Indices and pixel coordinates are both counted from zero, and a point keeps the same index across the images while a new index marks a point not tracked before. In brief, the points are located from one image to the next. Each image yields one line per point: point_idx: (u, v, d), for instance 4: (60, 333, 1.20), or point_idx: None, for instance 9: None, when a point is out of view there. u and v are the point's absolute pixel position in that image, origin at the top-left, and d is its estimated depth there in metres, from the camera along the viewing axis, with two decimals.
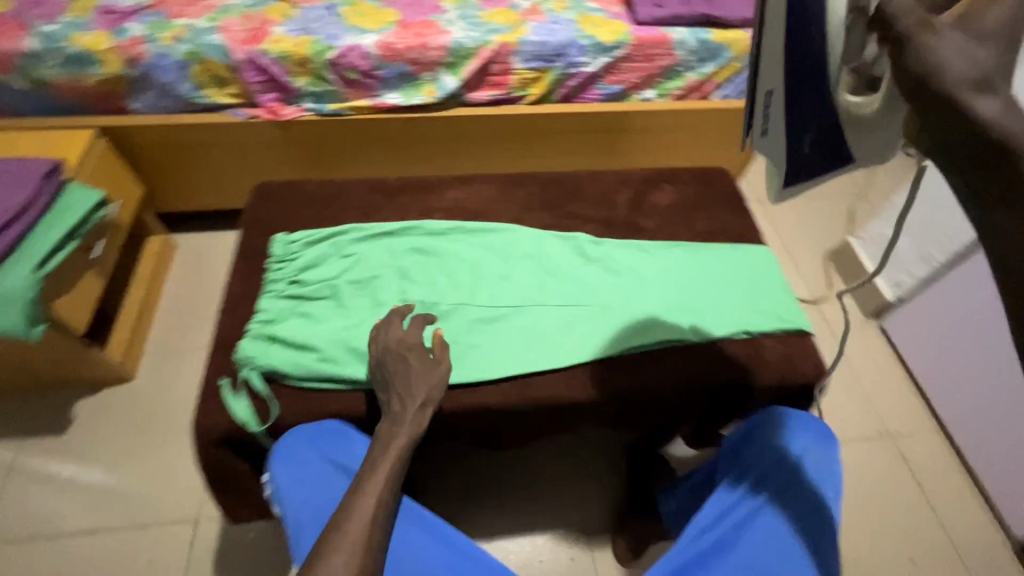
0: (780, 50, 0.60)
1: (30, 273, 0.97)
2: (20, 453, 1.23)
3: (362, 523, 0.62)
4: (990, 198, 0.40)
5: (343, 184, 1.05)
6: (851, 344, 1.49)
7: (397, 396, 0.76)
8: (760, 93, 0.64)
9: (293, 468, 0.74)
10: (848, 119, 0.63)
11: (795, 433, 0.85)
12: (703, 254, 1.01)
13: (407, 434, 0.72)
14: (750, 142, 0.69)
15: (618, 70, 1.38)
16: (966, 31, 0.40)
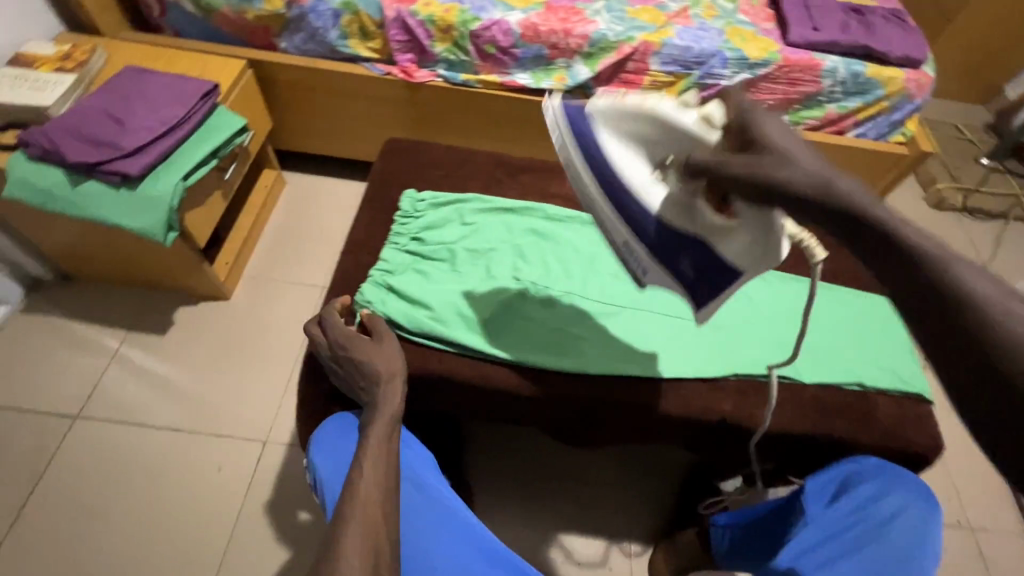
0: (606, 202, 0.69)
1: (177, 183, 1.04)
2: (124, 344, 1.33)
3: (363, 489, 0.58)
4: (916, 304, 0.35)
5: (469, 154, 1.06)
6: (943, 421, 1.39)
7: (362, 377, 0.74)
8: (622, 243, 0.71)
9: (334, 451, 0.74)
10: (706, 237, 0.62)
11: (889, 488, 0.77)
12: (824, 296, 0.96)
13: (387, 411, 0.70)
14: (644, 281, 0.74)
15: (758, 88, 1.32)
16: (766, 135, 0.50)
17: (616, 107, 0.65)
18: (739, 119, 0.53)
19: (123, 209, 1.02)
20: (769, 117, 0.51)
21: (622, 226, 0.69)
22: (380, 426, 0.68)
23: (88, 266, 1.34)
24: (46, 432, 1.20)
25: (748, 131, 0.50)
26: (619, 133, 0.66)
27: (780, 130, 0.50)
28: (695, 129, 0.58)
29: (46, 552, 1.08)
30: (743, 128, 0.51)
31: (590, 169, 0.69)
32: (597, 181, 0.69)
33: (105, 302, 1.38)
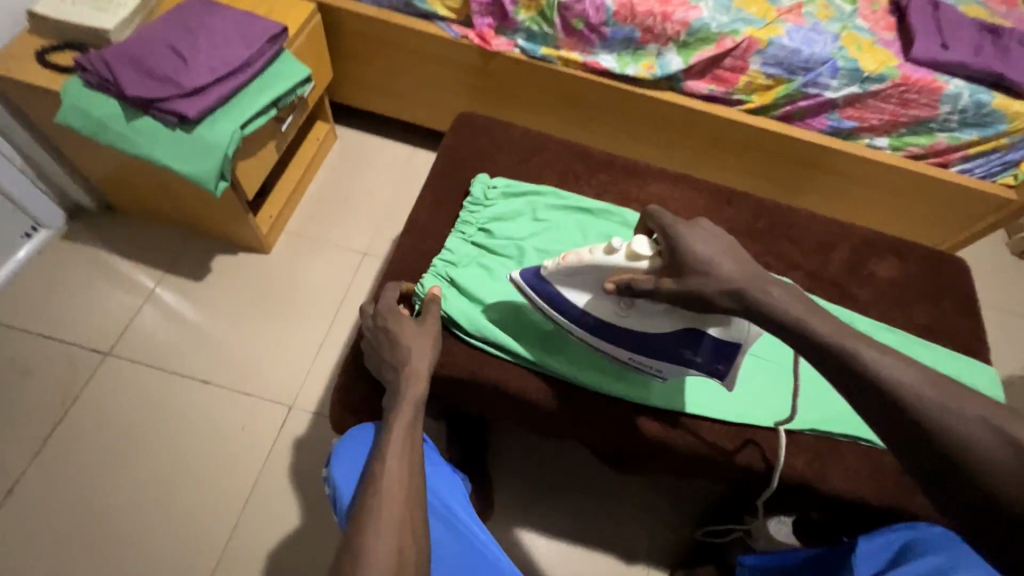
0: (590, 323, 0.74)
1: (234, 131, 0.98)
2: (160, 285, 1.30)
3: (387, 502, 0.58)
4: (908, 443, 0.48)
5: (546, 140, 0.98)
6: None
7: (389, 364, 0.72)
8: (628, 358, 0.76)
9: (351, 465, 0.67)
10: (688, 337, 0.70)
11: (959, 562, 0.64)
12: (918, 351, 0.87)
13: (410, 403, 0.67)
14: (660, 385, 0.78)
15: (862, 105, 1.19)
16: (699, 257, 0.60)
17: (556, 265, 0.72)
18: (672, 239, 0.63)
19: (176, 152, 0.97)
20: (696, 230, 0.62)
21: (619, 346, 0.75)
22: (399, 423, 0.65)
23: (132, 200, 1.31)
24: (76, 364, 1.19)
25: (685, 254, 0.61)
26: (571, 286, 0.72)
27: (712, 243, 0.61)
28: (638, 264, 0.66)
29: (64, 485, 1.08)
30: (682, 251, 0.61)
31: (561, 309, 0.75)
32: (563, 314, 0.75)
33: (144, 238, 1.35)
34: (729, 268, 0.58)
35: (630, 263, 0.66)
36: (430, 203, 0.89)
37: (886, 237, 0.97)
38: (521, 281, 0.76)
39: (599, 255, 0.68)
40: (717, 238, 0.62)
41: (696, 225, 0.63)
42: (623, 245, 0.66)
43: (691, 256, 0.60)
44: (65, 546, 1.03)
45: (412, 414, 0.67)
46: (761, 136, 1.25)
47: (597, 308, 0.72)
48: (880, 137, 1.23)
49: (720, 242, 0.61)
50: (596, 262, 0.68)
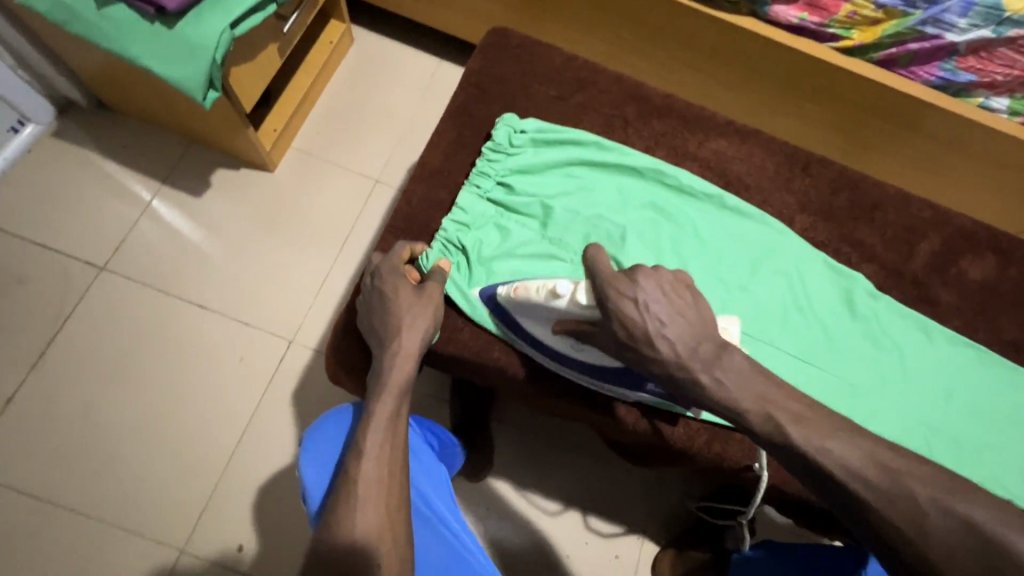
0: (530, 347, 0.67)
1: (223, 31, 0.82)
2: (157, 197, 1.21)
3: (360, 501, 0.53)
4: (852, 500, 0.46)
5: (594, 71, 0.80)
6: None
7: (385, 333, 0.63)
8: (585, 381, 0.68)
9: (325, 458, 0.64)
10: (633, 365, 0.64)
11: None
12: (996, 373, 0.74)
13: (394, 392, 0.59)
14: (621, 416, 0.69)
15: (990, 54, 0.92)
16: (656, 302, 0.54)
17: (508, 294, 0.64)
18: (610, 297, 0.55)
19: (156, 52, 0.82)
20: (639, 287, 0.54)
21: (573, 369, 0.67)
22: (380, 412, 0.58)
23: (123, 100, 1.17)
24: (72, 276, 1.14)
25: (623, 321, 0.54)
26: (524, 317, 0.65)
27: (660, 303, 0.54)
28: (583, 314, 0.59)
29: (64, 399, 1.07)
30: (623, 319, 0.54)
31: (518, 333, 0.67)
32: (509, 332, 0.67)
33: (140, 143, 1.23)
34: (675, 346, 0.53)
35: (575, 311, 0.59)
36: (447, 142, 0.75)
37: (987, 229, 0.81)
38: (482, 299, 0.67)
39: (544, 296, 0.61)
40: (666, 289, 0.55)
41: (639, 279, 0.54)
42: (566, 290, 0.59)
43: (633, 327, 0.54)
44: (66, 458, 1.04)
45: (396, 402, 0.59)
46: (845, 78, 1.02)
47: (548, 340, 0.65)
48: (1000, 97, 0.97)
49: (671, 299, 0.54)
50: (542, 303, 0.61)
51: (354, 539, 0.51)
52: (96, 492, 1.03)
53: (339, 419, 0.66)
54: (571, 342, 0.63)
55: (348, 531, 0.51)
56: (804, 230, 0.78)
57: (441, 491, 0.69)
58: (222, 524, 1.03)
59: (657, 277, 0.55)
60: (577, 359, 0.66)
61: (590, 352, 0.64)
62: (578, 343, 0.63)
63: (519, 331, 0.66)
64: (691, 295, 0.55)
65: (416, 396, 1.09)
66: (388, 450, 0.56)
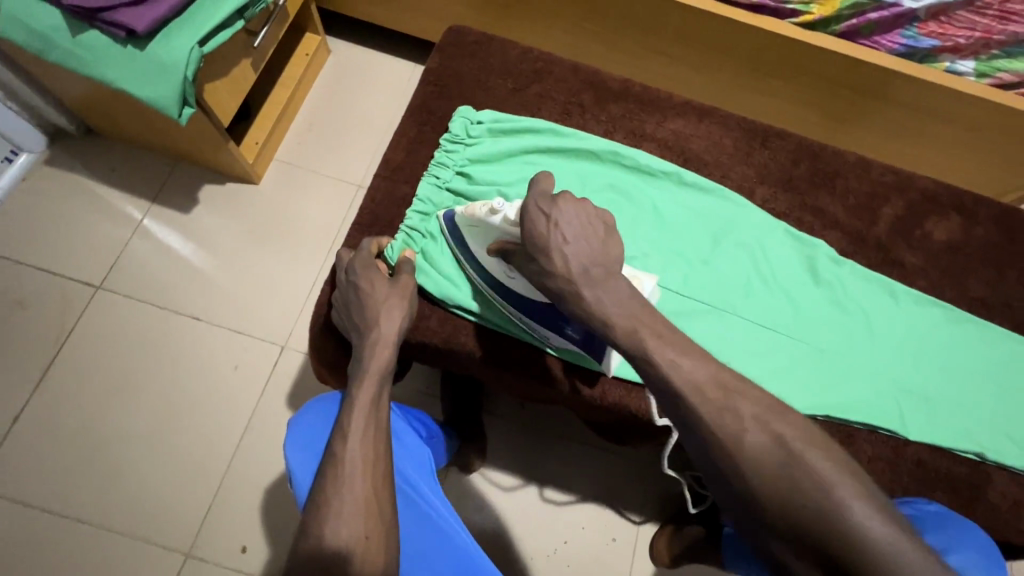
0: (475, 269, 0.70)
1: (191, 48, 0.85)
2: (147, 216, 1.25)
3: (342, 482, 0.54)
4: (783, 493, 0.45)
5: (549, 62, 0.82)
6: None
7: (359, 323, 0.65)
8: (513, 317, 0.70)
9: (310, 443, 0.65)
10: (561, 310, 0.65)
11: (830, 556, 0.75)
12: (963, 329, 0.75)
13: (372, 379, 0.61)
14: (550, 356, 0.71)
15: (949, 17, 0.93)
16: (578, 237, 0.57)
17: (461, 211, 0.68)
18: (530, 215, 0.58)
19: (131, 74, 0.86)
20: (557, 208, 0.58)
21: (502, 301, 0.69)
22: (362, 396, 0.59)
23: (109, 123, 1.22)
24: (70, 297, 1.18)
25: (531, 235, 0.58)
26: (468, 232, 0.68)
27: (574, 225, 0.57)
28: (509, 231, 0.62)
29: (68, 415, 1.11)
30: (535, 232, 0.58)
31: (468, 256, 0.70)
32: (463, 248, 0.70)
33: (129, 164, 1.28)
34: (567, 260, 0.56)
35: (507, 229, 0.63)
36: (409, 139, 0.77)
37: (949, 189, 0.81)
38: (442, 219, 0.71)
39: (486, 212, 0.64)
40: (584, 218, 0.58)
41: (561, 202, 0.57)
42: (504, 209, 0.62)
43: (536, 238, 0.58)
44: (74, 470, 1.08)
45: (376, 386, 0.60)
46: (810, 54, 1.01)
47: (485, 261, 0.68)
48: (965, 60, 0.97)
49: (584, 226, 0.57)
50: (482, 219, 0.65)
51: (342, 513, 0.52)
52: (104, 502, 1.06)
53: (327, 406, 0.68)
54: (502, 267, 0.66)
55: (335, 506, 0.52)
56: (765, 202, 0.80)
57: (424, 473, 0.69)
58: (227, 526, 1.06)
59: (579, 208, 0.58)
60: (507, 289, 0.68)
61: (511, 277, 0.66)
62: (507, 267, 0.66)
63: (468, 251, 0.70)
64: (607, 230, 0.58)
65: (407, 393, 1.11)
66: (371, 431, 0.58)
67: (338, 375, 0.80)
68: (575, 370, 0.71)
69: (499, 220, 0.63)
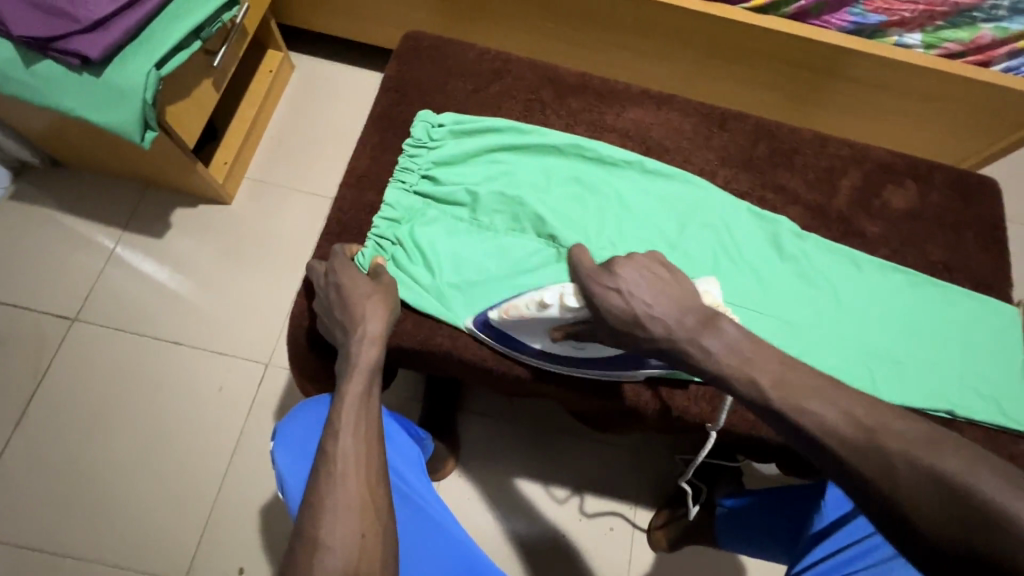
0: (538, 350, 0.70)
1: (148, 71, 0.85)
2: (119, 244, 1.23)
3: (338, 484, 0.51)
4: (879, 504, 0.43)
5: (507, 61, 0.84)
6: None
7: (341, 325, 0.64)
8: (592, 371, 0.71)
9: (299, 445, 0.62)
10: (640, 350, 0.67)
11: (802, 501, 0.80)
12: (926, 291, 0.77)
13: (362, 380, 0.59)
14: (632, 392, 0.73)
15: None
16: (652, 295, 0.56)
17: (499, 317, 0.68)
18: (596, 294, 0.59)
19: (89, 102, 0.86)
20: (619, 277, 0.57)
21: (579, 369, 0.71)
22: (351, 394, 0.57)
23: (74, 154, 1.20)
24: (46, 332, 1.16)
25: (612, 311, 0.57)
26: (520, 333, 0.69)
27: (643, 285, 0.57)
28: (572, 316, 0.63)
29: (51, 451, 1.09)
30: (613, 310, 0.57)
31: (517, 347, 0.70)
32: (511, 349, 0.71)
33: (97, 194, 1.26)
34: (666, 323, 0.54)
35: (566, 315, 0.63)
36: (373, 146, 0.78)
37: (905, 158, 0.84)
38: (474, 328, 0.70)
39: (535, 308, 0.65)
40: (644, 271, 0.58)
41: (618, 271, 0.58)
42: (555, 299, 0.63)
43: (619, 315, 0.57)
44: (61, 505, 1.06)
45: (366, 382, 0.59)
46: (764, 37, 1.03)
47: (552, 348, 0.69)
48: (911, 33, 1.00)
49: (650, 280, 0.57)
50: (534, 316, 0.65)
51: (336, 512, 0.49)
52: (96, 536, 1.05)
53: (313, 406, 0.65)
54: (572, 343, 0.67)
55: (330, 505, 0.50)
56: (727, 183, 0.82)
57: (414, 468, 0.66)
58: (223, 548, 1.05)
59: (634, 263, 0.58)
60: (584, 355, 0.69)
61: (586, 348, 0.67)
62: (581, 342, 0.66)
63: (522, 346, 0.70)
64: (669, 271, 0.58)
65: (394, 399, 1.12)
66: (362, 427, 0.55)
67: (320, 386, 0.80)
68: (554, 361, 0.72)
69: (552, 311, 0.64)
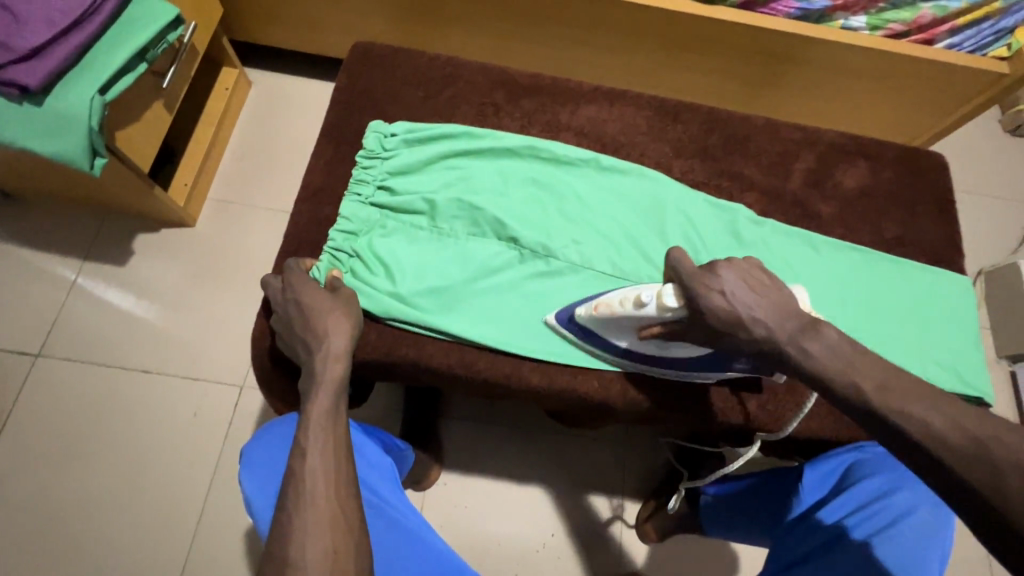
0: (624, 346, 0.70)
1: (93, 96, 0.83)
2: (81, 274, 1.20)
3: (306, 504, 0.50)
4: None
5: (458, 66, 0.84)
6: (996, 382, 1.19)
7: (304, 341, 0.63)
8: (673, 373, 0.72)
9: (265, 467, 0.61)
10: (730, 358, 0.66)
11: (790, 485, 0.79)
12: (882, 267, 0.79)
13: (332, 395, 0.58)
14: (716, 392, 0.74)
15: None
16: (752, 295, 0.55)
17: (587, 313, 0.68)
18: (698, 295, 0.56)
19: (33, 131, 0.83)
20: (722, 278, 0.56)
21: (663, 369, 0.71)
22: (317, 410, 0.56)
23: (26, 186, 1.17)
24: (8, 370, 1.13)
25: (714, 314, 0.56)
26: (608, 330, 0.68)
27: (746, 288, 0.55)
28: (668, 320, 0.61)
29: (22, 492, 1.06)
30: (715, 310, 0.55)
31: (602, 343, 0.71)
32: (592, 345, 0.71)
33: (54, 225, 1.23)
34: (769, 325, 0.54)
35: (664, 315, 0.60)
36: (326, 159, 0.77)
37: (855, 139, 0.86)
38: (557, 324, 0.72)
39: (628, 307, 0.63)
40: (746, 277, 0.56)
41: (721, 271, 0.56)
42: (651, 297, 0.60)
43: (721, 313, 0.55)
44: (37, 547, 1.03)
45: (332, 398, 0.58)
46: (713, 27, 1.04)
47: (638, 347, 0.68)
48: (857, 16, 1.01)
49: (751, 283, 0.56)
50: (626, 314, 0.63)
51: None
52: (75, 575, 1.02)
53: (279, 428, 0.64)
54: (657, 343, 0.66)
55: None
56: (684, 173, 0.82)
57: (386, 481, 0.67)
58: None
59: (735, 266, 0.57)
60: (673, 356, 0.69)
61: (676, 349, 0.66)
62: (680, 342, 0.64)
63: (609, 343, 0.70)
64: (768, 276, 0.57)
65: (372, 411, 1.11)
66: (332, 442, 0.54)
67: (291, 404, 0.79)
68: (523, 362, 0.71)
69: (649, 311, 0.61)
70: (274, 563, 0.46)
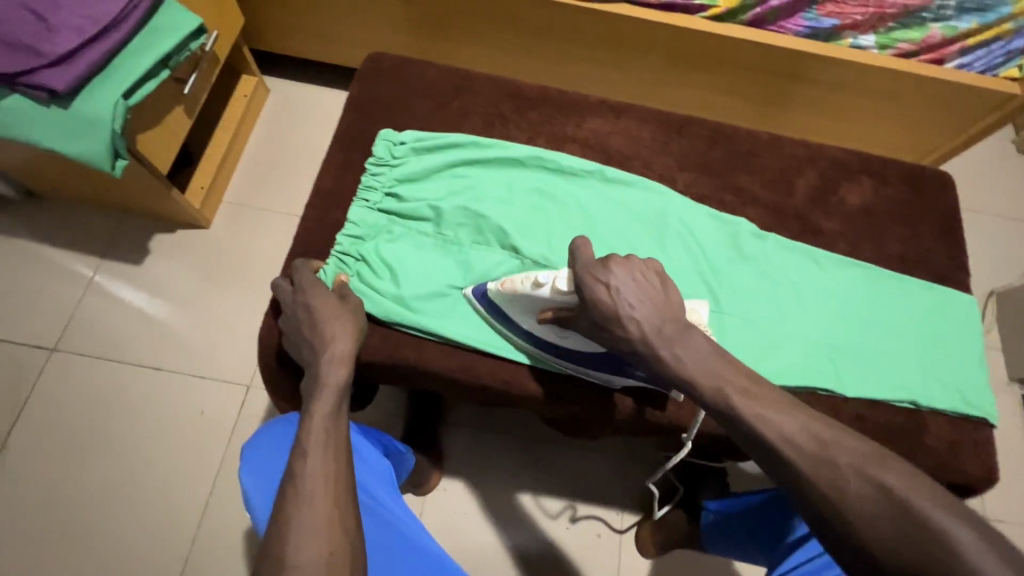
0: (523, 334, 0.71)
1: (116, 101, 0.87)
2: (98, 272, 1.24)
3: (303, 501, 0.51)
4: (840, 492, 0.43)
5: (467, 79, 0.86)
6: (1009, 405, 1.17)
7: (309, 343, 0.65)
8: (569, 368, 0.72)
9: (265, 465, 0.62)
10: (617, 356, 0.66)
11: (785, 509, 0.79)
12: (886, 284, 0.79)
13: (336, 395, 0.59)
14: (619, 399, 0.73)
15: None
16: (638, 298, 0.58)
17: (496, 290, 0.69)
18: (587, 283, 0.59)
19: (59, 133, 0.87)
20: (611, 272, 0.59)
21: (557, 361, 0.72)
22: (319, 411, 0.57)
23: (50, 186, 1.21)
24: (25, 363, 1.16)
25: (596, 304, 0.59)
26: (513, 311, 0.69)
27: (633, 287, 0.58)
28: (562, 301, 0.64)
29: (31, 483, 1.08)
30: (598, 300, 0.58)
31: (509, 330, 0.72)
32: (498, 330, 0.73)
33: (75, 224, 1.27)
34: (642, 325, 0.57)
35: (557, 298, 0.64)
36: (336, 166, 0.79)
37: (859, 156, 0.86)
38: (473, 296, 0.73)
39: (529, 286, 0.65)
40: (639, 278, 0.59)
41: (612, 266, 0.59)
42: (549, 279, 0.64)
43: (603, 308, 0.58)
44: (43, 537, 1.05)
45: (335, 401, 0.59)
46: (723, 45, 1.06)
47: (536, 332, 0.70)
48: (866, 35, 1.02)
49: (642, 284, 0.58)
50: (527, 293, 0.65)
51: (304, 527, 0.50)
52: (78, 567, 1.04)
53: (281, 428, 0.66)
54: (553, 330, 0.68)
55: None
56: (687, 186, 0.83)
57: (382, 484, 0.68)
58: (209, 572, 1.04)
59: (629, 266, 0.60)
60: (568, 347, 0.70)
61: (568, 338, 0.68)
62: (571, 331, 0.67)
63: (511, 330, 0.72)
64: (660, 281, 0.60)
65: (375, 414, 1.12)
66: (333, 445, 0.55)
67: (294, 404, 0.81)
68: (522, 369, 0.72)
69: (546, 292, 0.64)
70: (269, 560, 0.47)
